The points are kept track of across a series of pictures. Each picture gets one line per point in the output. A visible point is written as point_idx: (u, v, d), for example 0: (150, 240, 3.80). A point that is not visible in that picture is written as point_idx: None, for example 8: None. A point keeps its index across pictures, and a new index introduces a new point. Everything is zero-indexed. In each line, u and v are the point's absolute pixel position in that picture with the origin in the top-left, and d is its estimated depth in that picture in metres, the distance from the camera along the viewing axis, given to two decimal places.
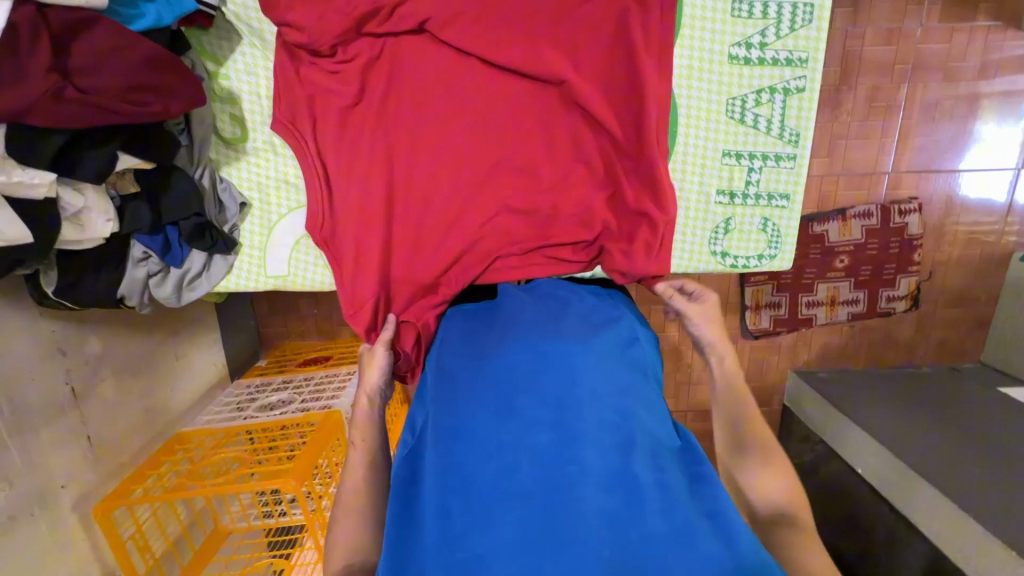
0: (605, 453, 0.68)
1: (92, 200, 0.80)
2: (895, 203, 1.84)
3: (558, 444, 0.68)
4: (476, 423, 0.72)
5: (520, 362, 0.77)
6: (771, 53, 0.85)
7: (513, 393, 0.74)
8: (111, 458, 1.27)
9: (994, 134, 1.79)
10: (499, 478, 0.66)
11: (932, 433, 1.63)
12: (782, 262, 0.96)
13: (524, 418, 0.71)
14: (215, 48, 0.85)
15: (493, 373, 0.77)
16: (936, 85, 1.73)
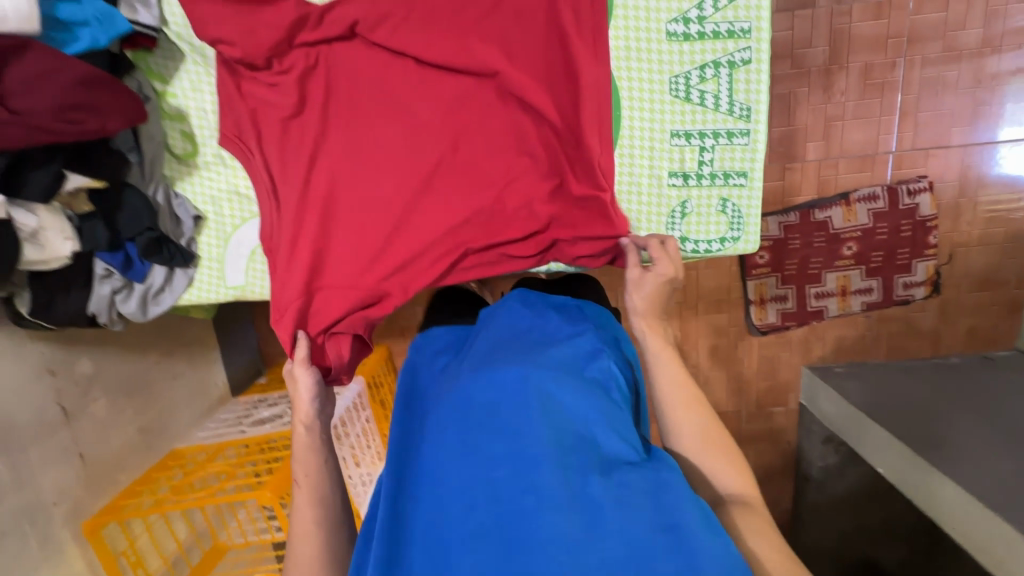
0: (563, 477, 0.66)
1: (47, 219, 0.83)
2: (902, 184, 1.73)
3: (514, 475, 0.67)
4: (440, 459, 0.72)
5: (475, 391, 0.75)
6: (710, 26, 0.81)
7: (468, 425, 0.72)
8: (105, 476, 1.30)
9: (1007, 103, 1.67)
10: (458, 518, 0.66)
11: (959, 427, 1.50)
12: (747, 245, 0.90)
13: (484, 449, 0.70)
14: (162, 68, 0.89)
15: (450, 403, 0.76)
16: (936, 57, 1.63)
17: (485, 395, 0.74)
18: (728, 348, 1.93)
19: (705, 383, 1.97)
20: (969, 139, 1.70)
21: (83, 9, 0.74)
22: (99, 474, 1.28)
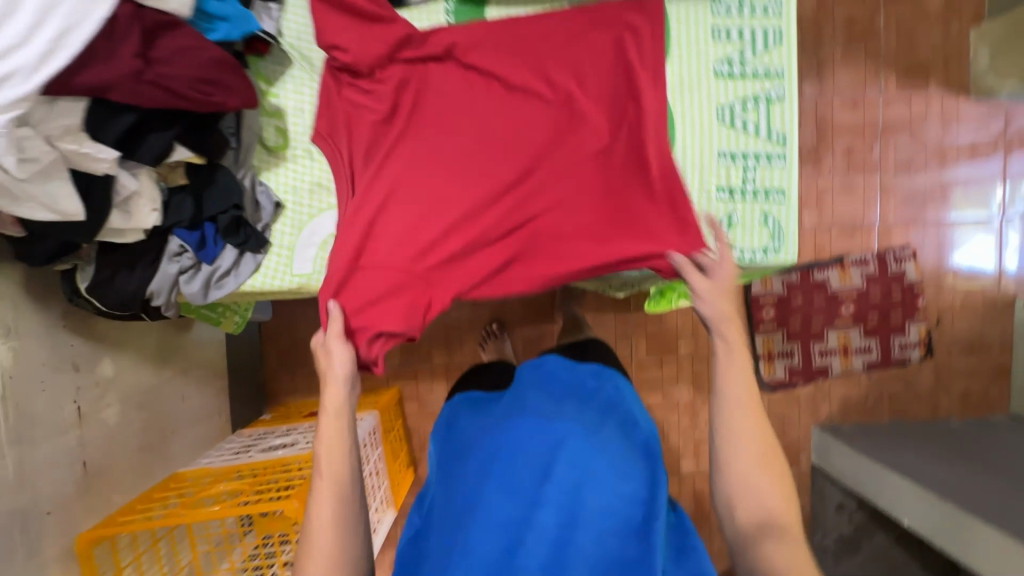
0: (604, 526, 0.82)
1: (144, 186, 0.88)
2: (889, 252, 1.91)
3: (561, 518, 0.82)
4: (497, 497, 0.86)
5: (529, 441, 0.89)
6: (750, 69, 0.98)
7: (522, 479, 0.87)
8: (101, 492, 1.19)
9: (969, 186, 1.92)
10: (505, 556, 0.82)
11: (976, 477, 1.51)
12: (787, 255, 1.00)
13: (533, 491, 0.85)
14: (270, 72, 1.00)
15: (505, 456, 0.90)
16: (905, 144, 1.90)
17: (538, 448, 0.88)
18: None
19: None
20: (941, 215, 1.92)
21: (226, 7, 0.85)
22: (96, 488, 1.18)
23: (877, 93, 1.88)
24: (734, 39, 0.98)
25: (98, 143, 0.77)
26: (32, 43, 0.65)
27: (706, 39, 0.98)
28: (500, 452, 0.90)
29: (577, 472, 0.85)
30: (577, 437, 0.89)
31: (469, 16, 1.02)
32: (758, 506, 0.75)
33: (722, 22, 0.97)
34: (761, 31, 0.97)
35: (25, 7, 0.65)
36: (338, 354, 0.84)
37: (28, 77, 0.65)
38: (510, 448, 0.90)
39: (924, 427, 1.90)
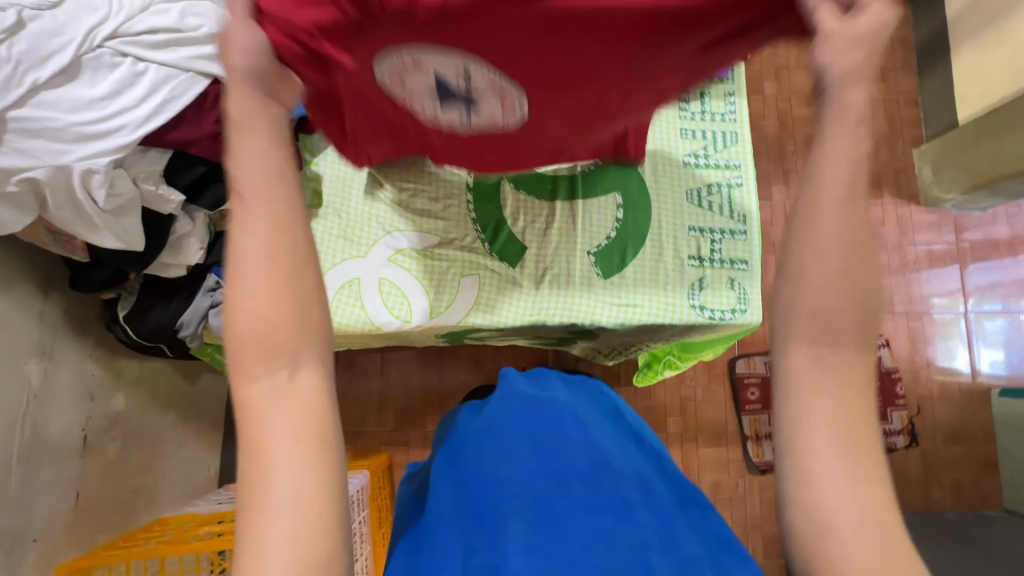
0: (603, 487, 0.63)
1: (198, 228, 1.02)
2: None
3: (547, 482, 0.64)
4: (473, 469, 0.68)
5: (506, 410, 0.74)
6: (713, 161, 1.18)
7: (502, 455, 0.67)
8: (88, 527, 1.19)
9: (931, 283, 2.09)
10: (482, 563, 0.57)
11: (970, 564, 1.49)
12: (753, 317, 1.12)
13: (516, 461, 0.66)
14: (315, 145, 1.19)
15: (480, 434, 0.72)
16: None
17: (518, 414, 0.73)
18: (730, 485, 1.94)
19: None
20: (909, 308, 2.07)
21: None
22: (84, 522, 1.18)
23: None
24: (699, 137, 1.19)
25: (171, 188, 0.92)
26: (142, 106, 0.84)
27: (676, 137, 1.19)
28: (477, 430, 0.73)
29: (563, 446, 0.67)
30: (560, 413, 0.73)
31: None
32: (814, 502, 0.44)
33: (688, 125, 1.19)
34: (720, 132, 1.19)
35: (143, 82, 0.85)
36: None
37: (134, 129, 0.83)
38: (490, 419, 0.73)
39: (918, 517, 1.87)
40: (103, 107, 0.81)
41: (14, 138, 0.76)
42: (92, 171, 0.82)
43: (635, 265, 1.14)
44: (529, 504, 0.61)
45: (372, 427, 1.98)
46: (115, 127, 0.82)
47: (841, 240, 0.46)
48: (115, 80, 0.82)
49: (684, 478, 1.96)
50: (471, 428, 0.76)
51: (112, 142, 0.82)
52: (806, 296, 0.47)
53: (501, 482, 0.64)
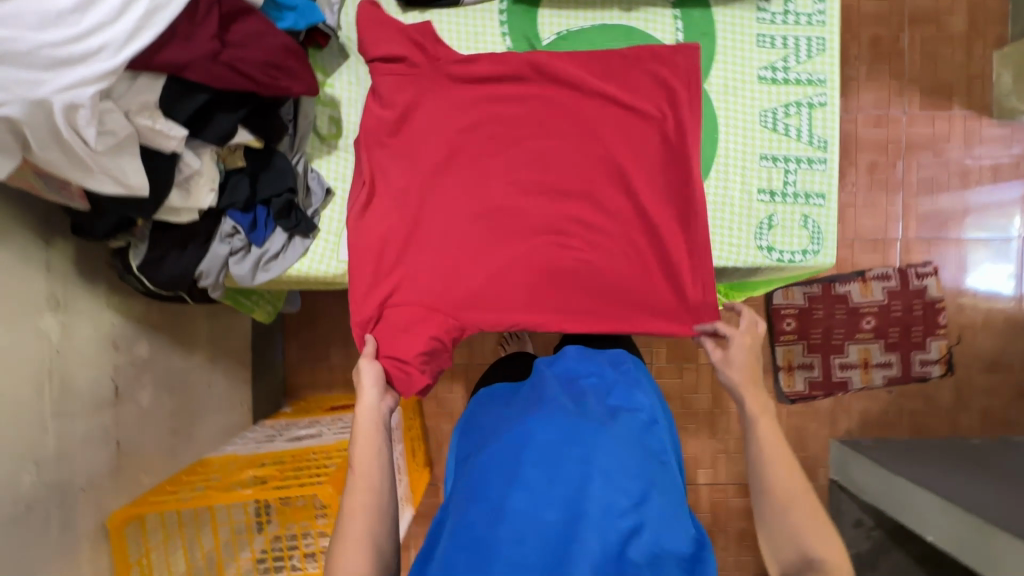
0: (608, 535, 0.73)
1: (206, 167, 0.89)
2: (911, 267, 1.92)
3: (563, 521, 0.75)
4: (494, 489, 0.79)
5: (534, 434, 0.84)
6: (793, 75, 1.00)
7: (525, 463, 0.81)
8: (132, 471, 1.20)
9: (991, 205, 1.93)
10: (511, 542, 0.73)
11: (999, 492, 1.50)
12: (826, 258, 1.01)
13: (534, 490, 0.78)
14: (327, 63, 1.02)
15: (511, 441, 0.85)
16: (929, 162, 1.92)
17: (542, 444, 0.83)
18: None
19: (736, 450, 1.96)
20: (963, 233, 1.94)
21: None
22: (128, 467, 1.19)
23: (901, 111, 1.91)
24: (779, 45, 1.00)
25: (171, 121, 0.79)
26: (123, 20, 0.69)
27: (751, 45, 1.00)
28: (507, 437, 0.86)
29: (583, 463, 0.79)
30: (587, 429, 0.84)
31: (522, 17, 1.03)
32: None
33: (767, 30, 1.00)
34: (804, 39, 1.00)
35: None
36: (369, 376, 0.86)
37: (117, 51, 0.69)
38: (515, 450, 0.83)
39: (943, 442, 1.89)
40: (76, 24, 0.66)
41: None
42: (75, 106, 0.69)
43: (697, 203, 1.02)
44: (551, 508, 0.76)
45: None
46: (93, 49, 0.67)
47: (802, 495, 0.75)
48: None
49: (713, 407, 1.96)
50: (495, 437, 0.88)
51: (94, 70, 0.68)
52: (796, 520, 0.74)
53: (521, 515, 0.76)
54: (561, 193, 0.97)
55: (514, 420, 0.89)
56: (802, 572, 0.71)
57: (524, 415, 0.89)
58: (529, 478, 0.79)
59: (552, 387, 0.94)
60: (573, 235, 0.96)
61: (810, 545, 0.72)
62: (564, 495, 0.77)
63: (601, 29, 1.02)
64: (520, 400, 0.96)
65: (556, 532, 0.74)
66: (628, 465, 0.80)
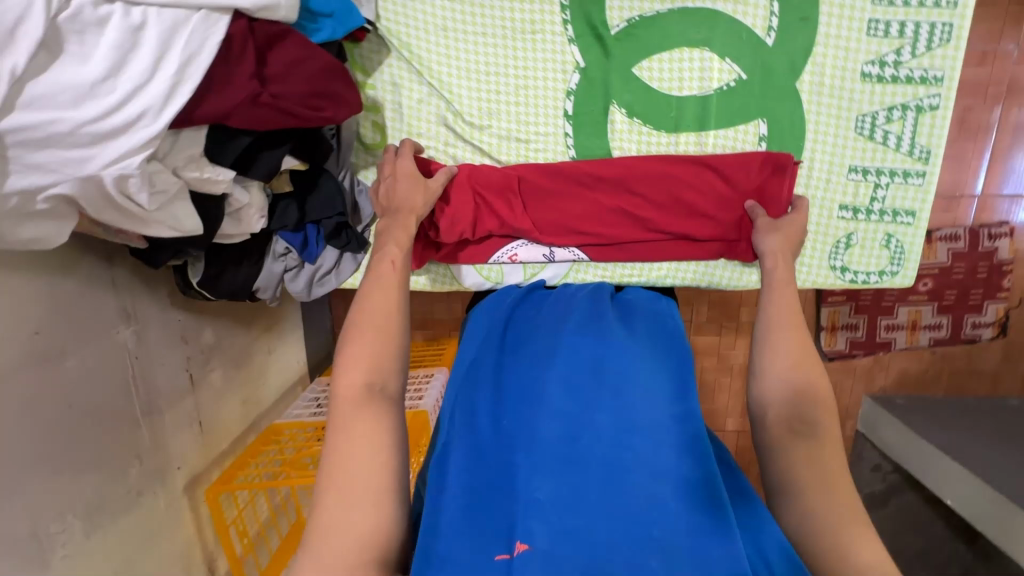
0: (659, 447, 0.67)
1: (255, 197, 0.86)
2: (986, 227, 1.66)
3: (616, 430, 0.69)
4: (536, 381, 0.76)
5: (566, 339, 0.81)
6: (904, 71, 0.86)
7: (545, 379, 0.75)
8: (217, 445, 1.33)
9: None
10: (526, 448, 0.68)
11: None
12: (905, 280, 0.95)
13: (554, 399, 0.73)
14: (366, 61, 0.92)
15: (529, 355, 0.80)
16: None
17: (583, 354, 0.78)
18: None
19: None
20: None
21: (330, 1, 0.77)
22: (212, 442, 1.32)
23: (1013, 45, 1.53)
24: (893, 34, 0.85)
25: (216, 167, 0.75)
26: (157, 77, 0.62)
27: (859, 34, 0.85)
28: (525, 350, 0.82)
29: (605, 381, 0.74)
30: (605, 347, 0.79)
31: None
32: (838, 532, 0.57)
33: (881, 15, 0.84)
34: (926, 26, 0.84)
35: (147, 41, 0.61)
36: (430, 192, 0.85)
37: (158, 114, 0.63)
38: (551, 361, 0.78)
39: (978, 403, 1.80)
40: (112, 92, 0.60)
41: (20, 153, 0.58)
42: (123, 175, 0.65)
43: None
44: (566, 419, 0.70)
45: (440, 315, 2.00)
46: (133, 116, 0.62)
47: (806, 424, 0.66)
48: (112, 48, 0.59)
49: None
50: (503, 347, 0.83)
51: (136, 138, 0.63)
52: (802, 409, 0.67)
53: (533, 425, 0.71)
54: (642, 198, 0.93)
55: (528, 334, 0.85)
56: (792, 431, 0.65)
57: (537, 329, 0.85)
58: (548, 392, 0.74)
59: (587, 307, 0.88)
60: (627, 250, 0.97)
61: (797, 408, 0.68)
62: (583, 410, 0.71)
63: (680, 15, 0.87)
64: (535, 308, 0.91)
65: (577, 437, 0.68)
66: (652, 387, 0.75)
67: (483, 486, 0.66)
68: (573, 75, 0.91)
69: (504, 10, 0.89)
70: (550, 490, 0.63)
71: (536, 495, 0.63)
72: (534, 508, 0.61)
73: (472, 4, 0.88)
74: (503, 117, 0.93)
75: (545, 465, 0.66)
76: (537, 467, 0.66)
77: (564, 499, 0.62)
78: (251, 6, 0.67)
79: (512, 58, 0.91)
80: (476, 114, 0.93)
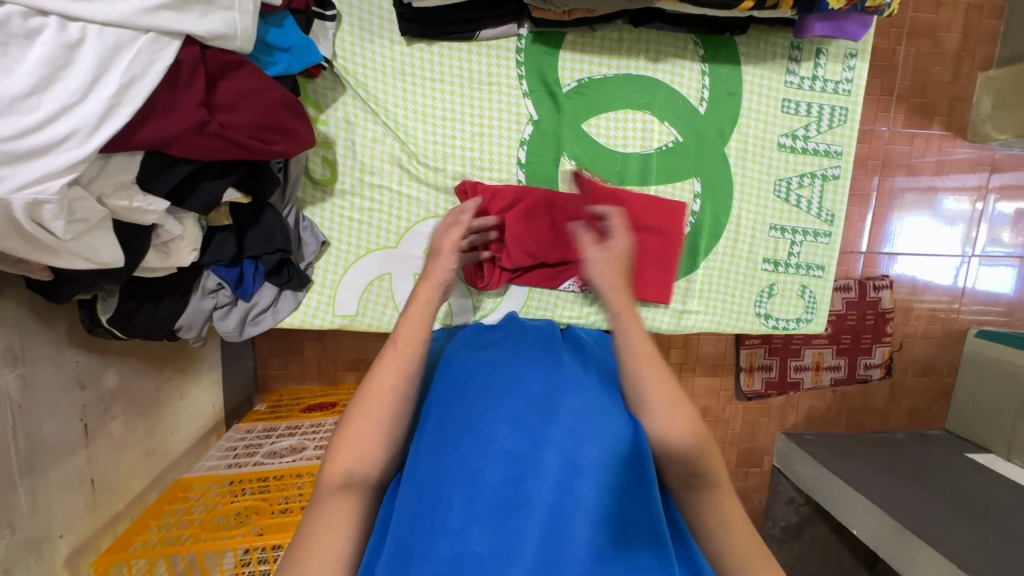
0: (604, 489, 0.64)
1: (188, 229, 0.80)
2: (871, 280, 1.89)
3: (562, 474, 0.64)
4: (481, 420, 0.70)
5: (516, 378, 0.76)
6: (812, 144, 0.98)
7: (484, 412, 0.70)
8: (110, 505, 1.16)
9: (931, 225, 1.88)
10: (461, 490, 0.63)
11: (921, 490, 1.64)
12: (818, 327, 1.05)
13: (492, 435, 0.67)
14: (319, 96, 0.90)
15: (474, 386, 0.76)
16: (902, 180, 1.84)
17: (534, 392, 0.73)
18: (719, 411, 1.98)
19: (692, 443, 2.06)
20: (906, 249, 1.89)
21: (287, 37, 0.77)
22: (105, 503, 1.14)
23: (884, 127, 1.81)
24: (802, 113, 0.97)
25: (148, 196, 0.69)
26: (91, 99, 0.57)
27: (775, 110, 0.97)
28: (469, 382, 0.77)
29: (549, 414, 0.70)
30: (549, 380, 0.75)
31: (542, 57, 0.93)
32: None
33: (793, 96, 0.97)
34: (828, 108, 0.97)
35: (84, 60, 0.56)
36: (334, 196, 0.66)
37: (89, 136, 0.58)
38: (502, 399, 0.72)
39: (870, 436, 1.98)
40: (33, 110, 0.54)
41: None
42: (38, 201, 0.57)
43: (707, 264, 1.01)
44: (506, 456, 0.65)
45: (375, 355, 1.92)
46: (57, 137, 0.56)
47: None
48: (39, 63, 0.54)
49: None
50: (449, 380, 0.79)
51: (58, 161, 0.57)
52: None
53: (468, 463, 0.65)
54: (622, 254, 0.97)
55: (473, 364, 0.80)
56: None
57: (482, 361, 0.81)
58: (488, 426, 0.68)
59: (539, 350, 0.84)
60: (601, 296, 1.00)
61: None
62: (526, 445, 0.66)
63: (625, 81, 0.95)
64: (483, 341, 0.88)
65: (515, 478, 0.63)
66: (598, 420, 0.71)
67: (417, 536, 0.61)
68: (526, 126, 0.95)
69: (463, 60, 0.92)
70: (482, 543, 0.58)
71: (471, 548, 0.58)
72: (469, 564, 0.57)
73: (432, 52, 0.90)
74: (458, 160, 0.95)
75: (479, 511, 0.61)
76: (470, 514, 0.61)
77: (499, 551, 0.58)
78: (204, 34, 0.64)
79: (468, 105, 0.93)
80: (432, 156, 0.94)
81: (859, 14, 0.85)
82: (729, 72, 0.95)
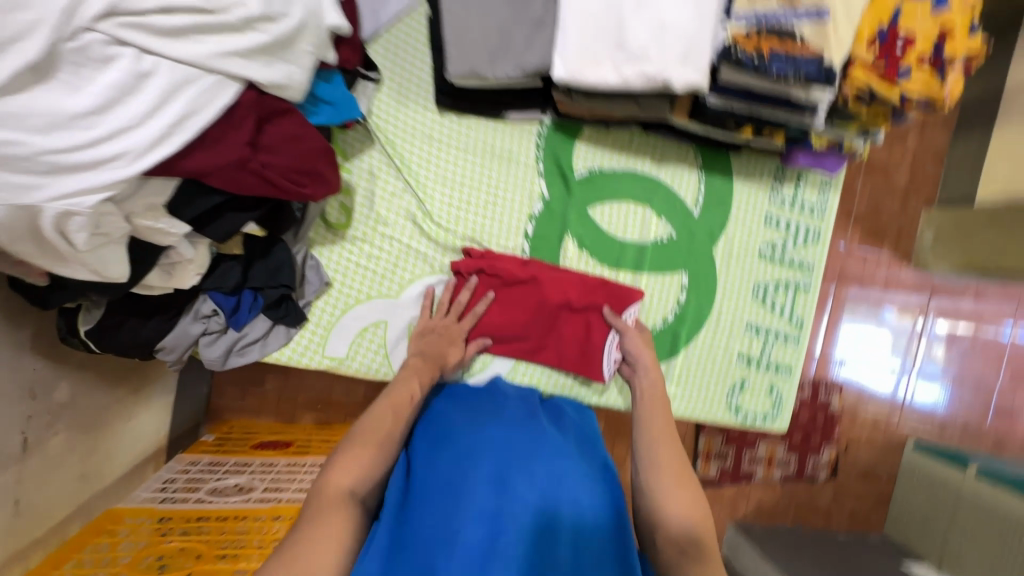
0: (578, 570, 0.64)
1: (199, 254, 0.80)
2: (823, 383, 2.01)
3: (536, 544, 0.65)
4: (462, 481, 0.70)
5: (493, 437, 0.78)
6: (788, 257, 1.09)
7: (468, 473, 0.71)
8: (28, 532, 1.05)
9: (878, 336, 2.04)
10: (430, 552, 0.63)
11: None
12: (782, 424, 1.12)
13: (472, 497, 0.67)
14: (348, 147, 0.95)
15: (460, 447, 0.76)
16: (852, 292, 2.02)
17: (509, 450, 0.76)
18: None
19: None
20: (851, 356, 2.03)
21: (334, 92, 0.82)
22: (24, 529, 1.04)
23: (841, 244, 2.00)
24: (781, 228, 1.08)
25: (171, 220, 0.70)
26: (147, 125, 0.59)
27: (759, 222, 1.08)
28: (456, 441, 0.78)
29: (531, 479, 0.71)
30: (534, 448, 0.77)
31: (559, 145, 1.01)
32: None
33: (775, 212, 1.08)
34: (803, 227, 1.09)
35: (149, 90, 0.59)
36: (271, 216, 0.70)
37: (136, 159, 0.59)
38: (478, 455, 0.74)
39: (815, 535, 2.02)
40: (91, 128, 0.56)
41: None
42: (69, 212, 0.58)
43: (687, 352, 1.08)
44: (482, 519, 0.65)
45: (339, 396, 1.86)
46: (106, 156, 0.57)
47: None
48: (107, 87, 0.56)
49: None
50: (437, 436, 0.80)
51: (100, 177, 0.58)
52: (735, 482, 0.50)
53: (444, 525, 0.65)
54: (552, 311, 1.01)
55: (462, 425, 0.81)
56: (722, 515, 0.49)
57: (471, 423, 0.82)
58: (469, 487, 0.69)
59: (517, 412, 0.87)
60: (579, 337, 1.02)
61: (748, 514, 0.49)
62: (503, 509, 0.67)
63: (630, 176, 1.04)
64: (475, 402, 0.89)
65: (488, 545, 0.63)
66: (578, 496, 0.72)
67: None
68: (537, 203, 1.02)
69: (488, 135, 0.99)
70: None
71: None
72: None
73: (460, 124, 0.97)
74: (469, 223, 1.00)
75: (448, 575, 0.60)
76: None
77: None
78: (261, 80, 0.68)
79: (486, 175, 0.99)
80: (445, 217, 0.99)
81: (838, 153, 0.97)
82: (722, 183, 1.06)
